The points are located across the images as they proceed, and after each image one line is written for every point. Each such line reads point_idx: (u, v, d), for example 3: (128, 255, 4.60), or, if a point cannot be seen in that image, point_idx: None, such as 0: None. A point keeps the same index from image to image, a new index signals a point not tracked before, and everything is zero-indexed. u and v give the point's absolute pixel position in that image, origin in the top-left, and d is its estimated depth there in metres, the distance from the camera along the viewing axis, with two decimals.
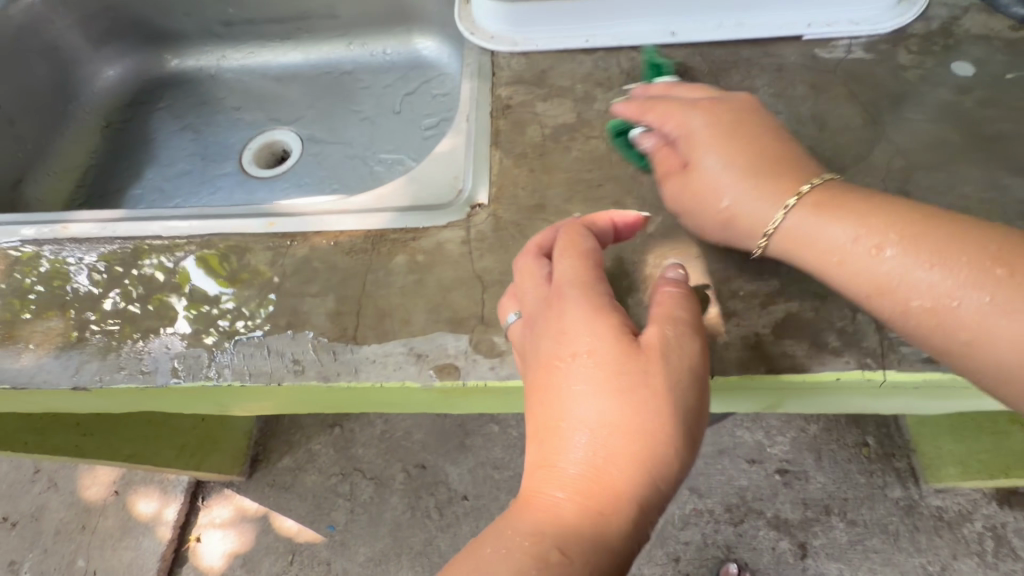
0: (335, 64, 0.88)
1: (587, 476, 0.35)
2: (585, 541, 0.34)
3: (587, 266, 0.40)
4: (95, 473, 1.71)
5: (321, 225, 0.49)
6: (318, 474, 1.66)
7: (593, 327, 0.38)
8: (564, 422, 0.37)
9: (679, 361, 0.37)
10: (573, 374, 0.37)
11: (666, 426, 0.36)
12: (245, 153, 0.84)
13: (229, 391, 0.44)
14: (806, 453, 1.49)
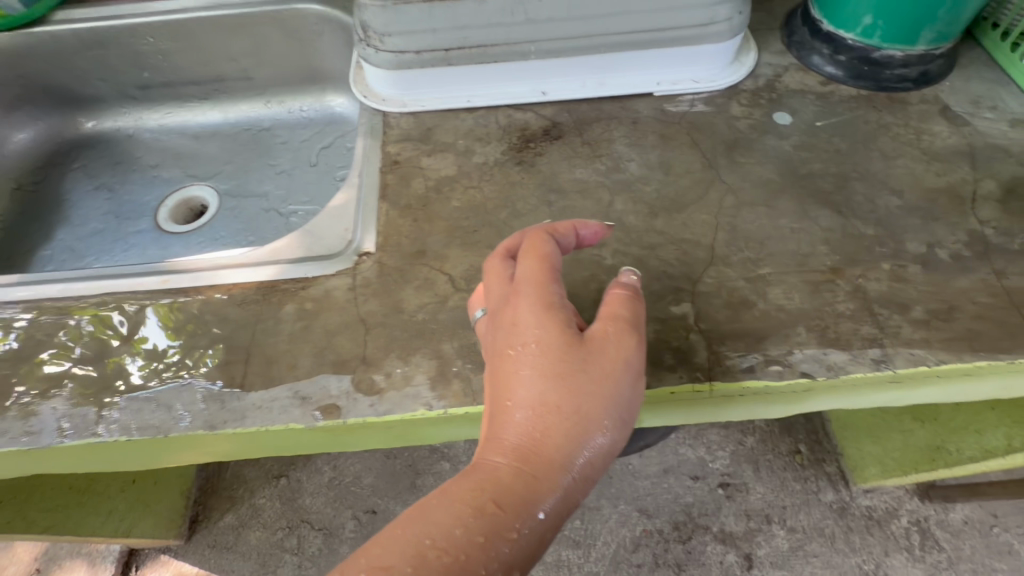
0: (253, 122, 0.93)
1: (526, 444, 0.40)
2: (517, 500, 0.38)
3: (544, 267, 0.44)
4: (16, 550, 1.61)
5: (213, 280, 0.52)
6: (263, 529, 1.63)
7: (544, 317, 0.42)
8: (514, 398, 0.41)
9: (616, 353, 0.42)
10: (526, 355, 0.41)
11: (599, 409, 0.40)
12: (161, 209, 0.86)
13: (120, 446, 0.45)
14: (745, 465, 1.57)
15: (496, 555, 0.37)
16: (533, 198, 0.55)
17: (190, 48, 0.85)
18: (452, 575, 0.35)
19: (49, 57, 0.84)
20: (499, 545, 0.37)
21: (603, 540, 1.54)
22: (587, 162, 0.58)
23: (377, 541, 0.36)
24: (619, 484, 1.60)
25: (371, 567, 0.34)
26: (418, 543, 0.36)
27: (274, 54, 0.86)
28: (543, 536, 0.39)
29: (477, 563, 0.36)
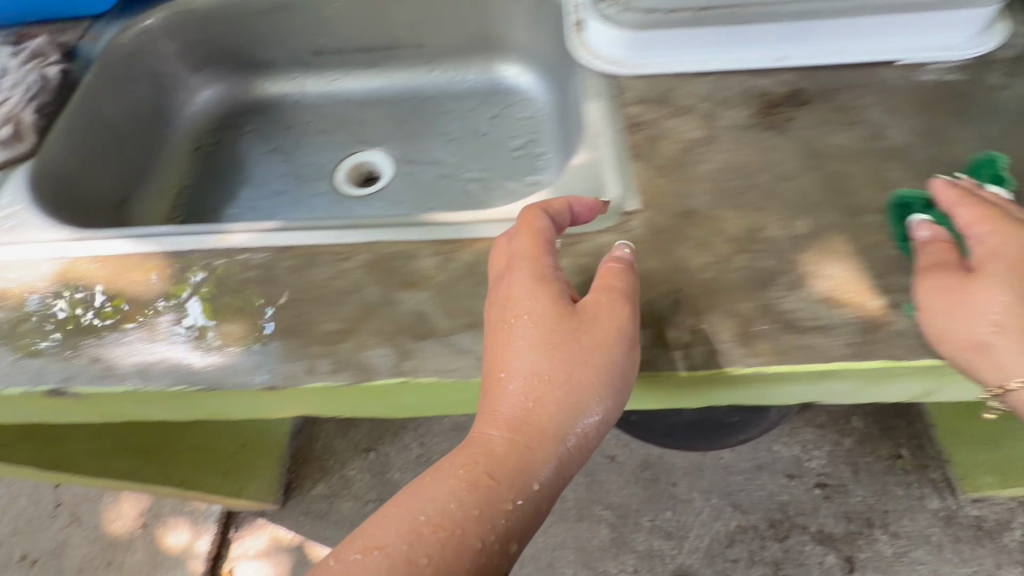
0: (417, 91, 0.93)
1: (520, 419, 0.43)
2: (509, 472, 0.42)
3: (536, 243, 0.45)
4: (121, 505, 1.68)
5: (480, 232, 0.52)
6: (353, 500, 1.69)
7: (534, 293, 0.44)
8: (506, 374, 0.44)
9: (608, 322, 0.43)
10: (515, 335, 0.43)
11: (592, 378, 0.42)
12: (339, 173, 0.87)
13: (432, 389, 0.45)
14: (843, 467, 1.51)
15: (493, 524, 0.41)
16: (795, 162, 0.54)
17: (372, 14, 0.86)
18: (449, 547, 0.39)
19: (233, 23, 0.85)
20: (495, 516, 0.41)
21: (695, 532, 1.53)
22: (843, 128, 0.56)
23: (373, 520, 0.41)
24: (711, 477, 1.57)
25: (369, 545, 0.39)
26: (412, 521, 0.40)
27: (451, 22, 0.87)
28: (541, 502, 0.42)
29: (472, 535, 0.40)
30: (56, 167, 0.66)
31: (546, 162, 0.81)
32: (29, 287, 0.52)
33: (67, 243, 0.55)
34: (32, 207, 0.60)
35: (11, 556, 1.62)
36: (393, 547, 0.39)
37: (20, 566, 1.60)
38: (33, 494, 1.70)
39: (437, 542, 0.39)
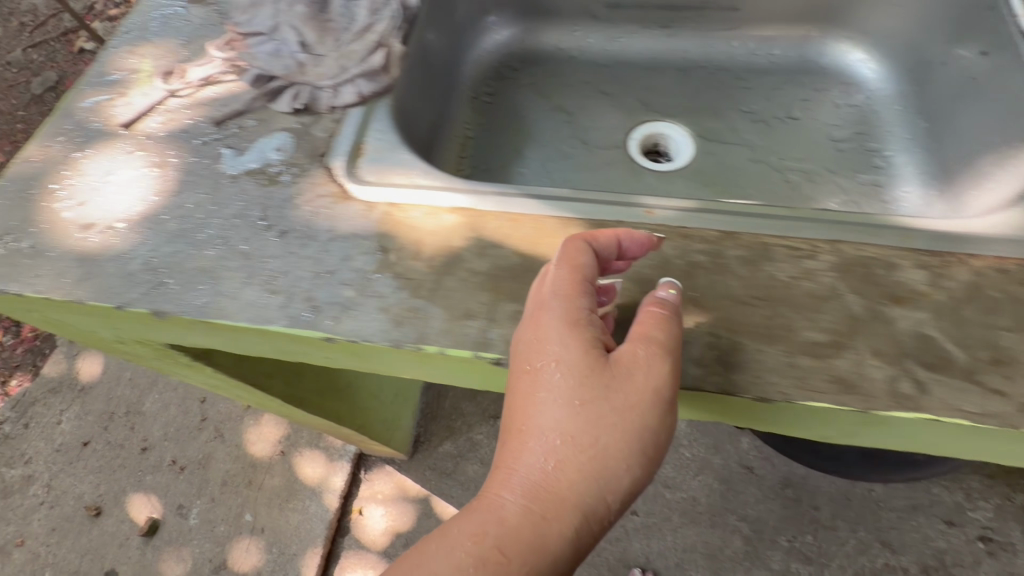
0: (713, 59, 0.84)
1: (540, 484, 0.40)
2: (523, 543, 0.39)
3: (573, 278, 0.41)
4: (263, 429, 1.76)
5: (971, 247, 0.44)
6: (480, 464, 1.70)
7: (565, 338, 0.40)
8: (532, 429, 0.40)
9: (641, 384, 0.39)
10: (544, 383, 0.40)
11: (621, 446, 0.39)
12: (631, 143, 0.79)
13: (944, 433, 0.39)
14: (1014, 524, 1.34)
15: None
16: None
17: None
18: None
19: None
20: None
21: (837, 564, 1.37)
22: None
23: None
24: (859, 509, 1.41)
25: None
26: None
27: None
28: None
29: None
30: (404, 104, 0.62)
31: (887, 161, 0.71)
32: (439, 239, 0.48)
33: (466, 194, 0.51)
34: (406, 148, 0.56)
35: (162, 459, 1.73)
36: None
37: (170, 470, 1.71)
38: (183, 405, 1.82)
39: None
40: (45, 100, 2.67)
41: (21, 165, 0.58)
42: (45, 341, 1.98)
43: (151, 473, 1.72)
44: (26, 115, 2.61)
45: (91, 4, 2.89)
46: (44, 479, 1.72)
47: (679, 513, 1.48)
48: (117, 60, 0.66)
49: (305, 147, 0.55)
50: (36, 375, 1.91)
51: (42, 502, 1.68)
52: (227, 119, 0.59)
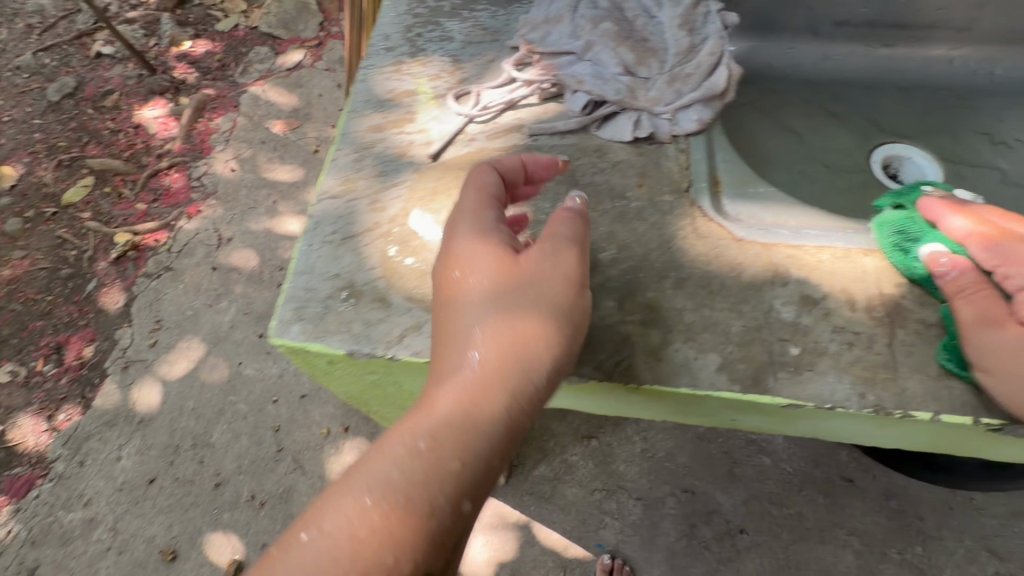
0: (926, 78, 0.97)
1: (485, 355, 0.61)
2: (483, 393, 0.59)
3: (482, 192, 0.69)
4: (346, 457, 1.66)
5: None
6: (578, 487, 1.64)
7: (478, 240, 0.67)
8: (471, 318, 0.63)
9: (545, 268, 0.65)
10: (474, 283, 0.64)
11: (537, 319, 0.62)
12: (875, 165, 0.92)
13: None
14: None
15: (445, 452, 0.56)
16: None
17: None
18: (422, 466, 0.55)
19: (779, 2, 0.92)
20: (478, 432, 0.57)
21: None
22: None
23: (391, 441, 0.57)
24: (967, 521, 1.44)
25: (389, 449, 0.56)
26: (418, 441, 0.56)
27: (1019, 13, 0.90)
28: (491, 436, 0.58)
29: (464, 449, 0.56)
30: None
31: None
32: None
33: None
34: None
35: (239, 494, 1.62)
36: (402, 452, 0.55)
37: (249, 506, 1.60)
38: (256, 435, 1.70)
39: (409, 462, 0.55)
40: (64, 106, 2.46)
41: (322, 203, 0.80)
42: (94, 368, 1.82)
43: (228, 510, 1.60)
44: (44, 123, 2.41)
45: (110, 7, 2.72)
46: (108, 522, 1.59)
47: (788, 530, 1.57)
48: (391, 91, 0.89)
49: (669, 169, 0.82)
50: (86, 407, 1.76)
51: (109, 548, 1.55)
52: (569, 131, 0.84)
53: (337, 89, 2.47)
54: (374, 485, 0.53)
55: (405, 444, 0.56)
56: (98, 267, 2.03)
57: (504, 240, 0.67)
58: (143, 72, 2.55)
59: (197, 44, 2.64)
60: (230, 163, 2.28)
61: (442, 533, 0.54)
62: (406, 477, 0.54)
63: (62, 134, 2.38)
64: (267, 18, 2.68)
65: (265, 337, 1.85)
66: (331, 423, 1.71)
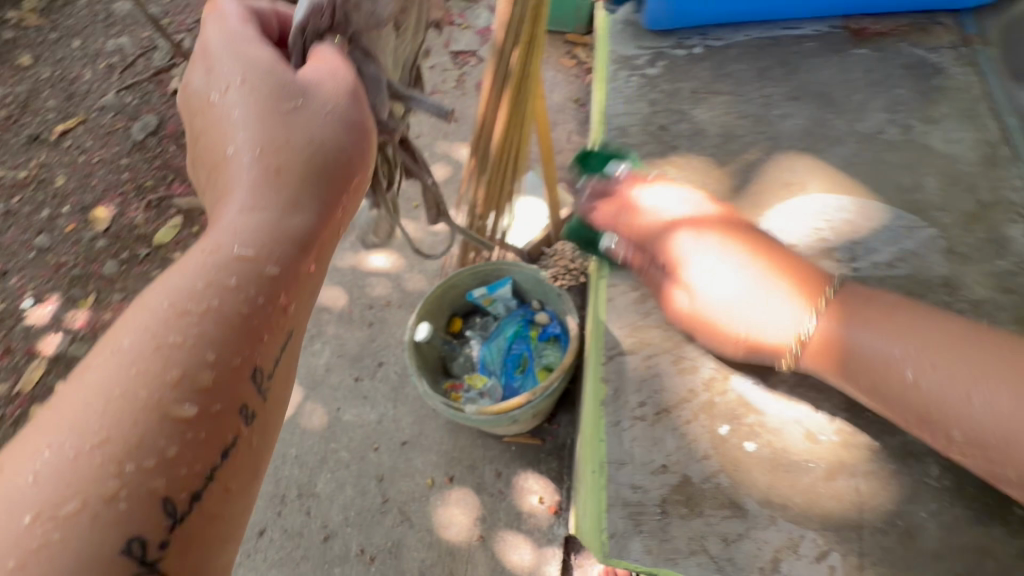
0: None
1: (272, 169, 0.48)
2: (280, 200, 0.48)
3: (247, 40, 0.52)
4: (453, 510, 1.52)
5: None
6: None
7: (233, 64, 0.51)
8: (232, 144, 0.49)
9: (332, 101, 0.51)
10: (234, 109, 0.49)
11: (326, 134, 0.50)
12: None
13: None
14: None
15: (299, 216, 0.48)
16: None
17: None
18: (269, 226, 0.47)
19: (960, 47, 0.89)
20: (283, 248, 0.46)
21: None
22: None
23: (173, 276, 0.44)
24: None
25: (167, 296, 0.43)
26: (219, 262, 0.44)
27: None
28: (266, 250, 0.46)
29: (271, 267, 0.46)
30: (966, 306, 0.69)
31: None
32: None
33: None
34: None
35: (348, 549, 1.50)
36: (193, 289, 0.43)
37: (360, 561, 1.48)
38: (360, 484, 1.57)
39: (256, 228, 0.46)
40: (148, 145, 2.16)
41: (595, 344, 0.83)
42: None
43: (340, 565, 1.48)
44: (131, 162, 2.12)
45: (179, 23, 2.45)
46: None
47: None
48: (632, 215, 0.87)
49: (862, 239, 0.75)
50: None
51: None
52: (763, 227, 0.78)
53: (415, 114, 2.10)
54: (146, 332, 0.41)
55: (212, 264, 0.44)
56: None
57: (262, 64, 0.51)
58: None
59: None
60: None
61: (227, 362, 0.43)
62: (205, 296, 0.43)
63: (148, 174, 2.10)
64: None
65: (361, 381, 1.69)
66: (435, 472, 1.57)
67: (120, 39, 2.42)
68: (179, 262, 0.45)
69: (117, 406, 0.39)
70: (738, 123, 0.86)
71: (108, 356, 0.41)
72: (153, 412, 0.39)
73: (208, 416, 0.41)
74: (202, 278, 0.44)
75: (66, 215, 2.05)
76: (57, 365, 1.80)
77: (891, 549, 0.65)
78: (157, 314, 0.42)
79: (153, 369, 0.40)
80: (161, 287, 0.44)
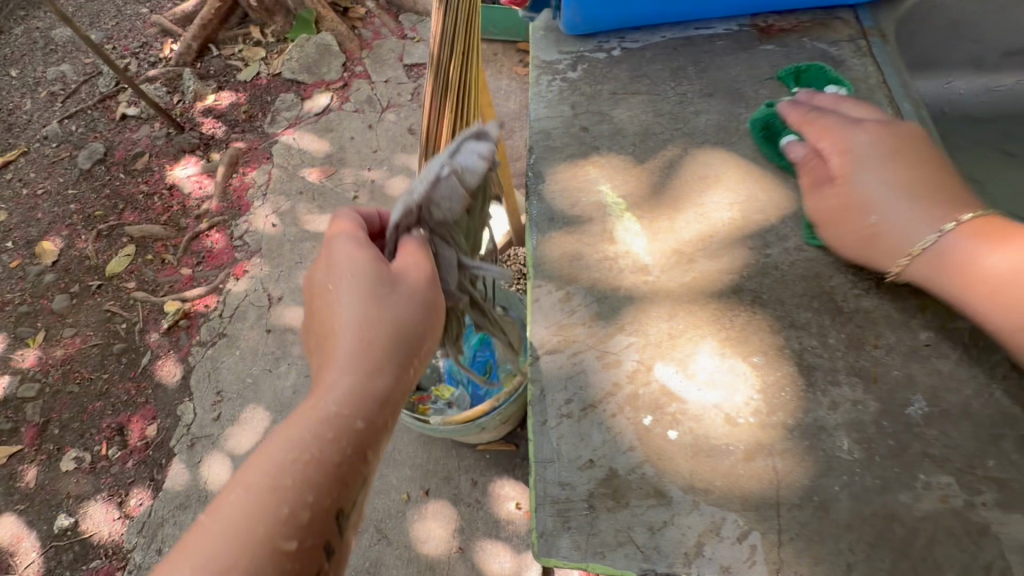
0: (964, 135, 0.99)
1: (368, 338, 0.53)
2: (370, 363, 0.52)
3: (357, 228, 0.60)
4: (431, 524, 1.50)
5: None
6: None
7: (349, 248, 0.57)
8: (337, 318, 0.54)
9: (419, 278, 0.57)
10: (343, 286, 0.54)
11: (411, 311, 0.55)
12: None
13: None
14: None
15: (385, 378, 0.52)
16: None
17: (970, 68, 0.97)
18: (361, 390, 0.51)
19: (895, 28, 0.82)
20: (370, 408, 0.51)
21: None
22: None
23: (281, 432, 0.49)
24: None
25: (275, 450, 0.47)
26: (320, 419, 0.49)
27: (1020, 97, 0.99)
28: (360, 409, 0.50)
29: (361, 425, 0.50)
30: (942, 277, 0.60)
31: None
32: None
33: None
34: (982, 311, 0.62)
35: None
36: (300, 447, 0.47)
37: None
38: None
39: (355, 392, 0.50)
40: (95, 173, 2.08)
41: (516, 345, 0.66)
42: (159, 449, 1.60)
43: None
44: (79, 192, 2.05)
45: (123, 47, 2.39)
46: None
47: None
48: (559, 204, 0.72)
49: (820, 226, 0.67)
50: (157, 491, 1.54)
51: None
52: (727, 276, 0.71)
53: (369, 129, 2.08)
54: (261, 484, 0.46)
55: (311, 421, 0.49)
56: (150, 338, 1.78)
57: (372, 250, 0.58)
58: (171, 131, 2.16)
59: (221, 97, 2.24)
60: (271, 218, 1.95)
61: (325, 509, 0.47)
62: (308, 448, 0.48)
63: (97, 202, 2.02)
64: (289, 63, 2.27)
65: None
66: (410, 487, 1.54)
67: (61, 66, 2.35)
68: (287, 419, 0.50)
69: (234, 545, 0.43)
70: (656, 121, 0.76)
71: (227, 504, 0.45)
72: (265, 546, 0.44)
73: (304, 550, 0.45)
74: (308, 434, 0.48)
75: (10, 251, 1.96)
76: (4, 408, 1.70)
77: (811, 526, 0.51)
78: (269, 466, 0.46)
79: (265, 517, 0.45)
80: (271, 441, 0.48)
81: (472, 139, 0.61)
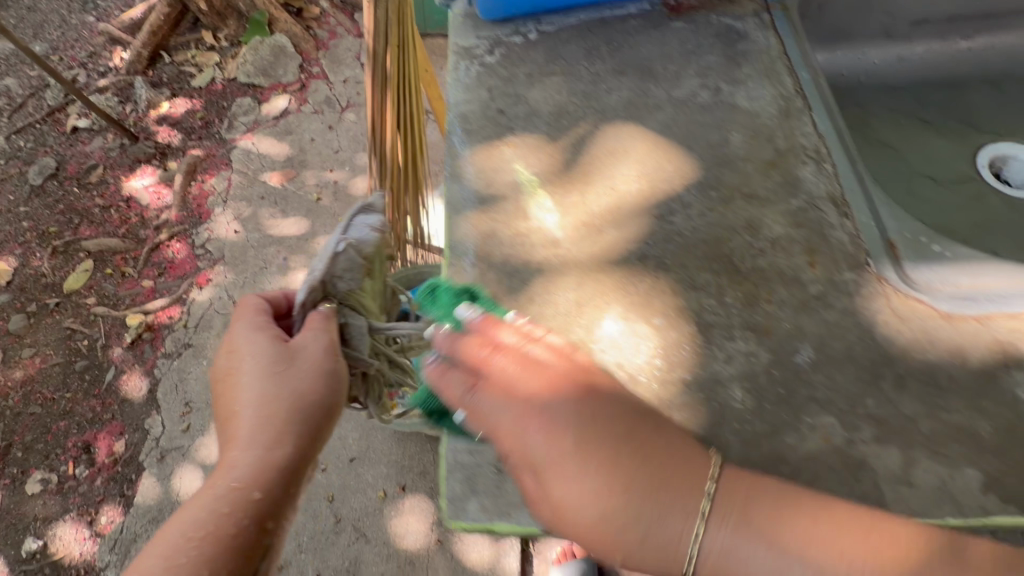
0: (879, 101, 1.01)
1: (264, 417, 0.56)
2: (267, 438, 0.55)
3: (259, 310, 0.63)
4: (408, 519, 1.50)
5: None
6: None
7: (248, 332, 0.61)
8: (237, 400, 0.57)
9: (314, 355, 0.59)
10: (242, 368, 0.58)
11: (306, 387, 0.57)
12: (984, 173, 0.97)
13: None
14: None
15: (284, 449, 0.55)
16: None
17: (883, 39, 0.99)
18: (260, 467, 0.54)
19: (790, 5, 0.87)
20: (268, 482, 0.54)
21: None
22: None
23: (188, 507, 0.54)
24: None
25: (183, 525, 0.52)
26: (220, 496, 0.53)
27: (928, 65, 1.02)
28: (259, 483, 0.54)
29: (262, 498, 0.54)
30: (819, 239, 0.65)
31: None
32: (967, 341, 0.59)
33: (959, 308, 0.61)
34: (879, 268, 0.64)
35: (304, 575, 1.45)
36: (203, 521, 0.52)
37: None
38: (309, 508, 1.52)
39: (253, 467, 0.54)
40: (47, 189, 2.03)
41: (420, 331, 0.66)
42: (128, 464, 1.58)
43: None
44: (31, 209, 1.99)
45: (71, 58, 2.33)
46: None
47: None
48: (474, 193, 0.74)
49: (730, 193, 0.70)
50: (128, 507, 1.52)
51: None
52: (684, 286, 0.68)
53: (329, 130, 2.06)
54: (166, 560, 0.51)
55: (214, 498, 0.53)
56: (113, 354, 1.74)
57: (271, 329, 0.61)
58: (126, 142, 2.11)
59: (176, 105, 2.19)
60: (232, 224, 1.92)
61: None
62: (211, 522, 0.52)
63: (51, 219, 1.97)
64: (243, 66, 2.23)
65: None
66: (386, 484, 1.55)
67: (6, 80, 2.27)
68: (194, 496, 0.55)
69: None
70: (569, 101, 0.77)
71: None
72: None
73: None
74: (208, 509, 0.53)
75: None
76: None
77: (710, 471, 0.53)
78: (176, 542, 0.51)
79: None
80: (180, 516, 0.53)
81: (364, 215, 0.68)
